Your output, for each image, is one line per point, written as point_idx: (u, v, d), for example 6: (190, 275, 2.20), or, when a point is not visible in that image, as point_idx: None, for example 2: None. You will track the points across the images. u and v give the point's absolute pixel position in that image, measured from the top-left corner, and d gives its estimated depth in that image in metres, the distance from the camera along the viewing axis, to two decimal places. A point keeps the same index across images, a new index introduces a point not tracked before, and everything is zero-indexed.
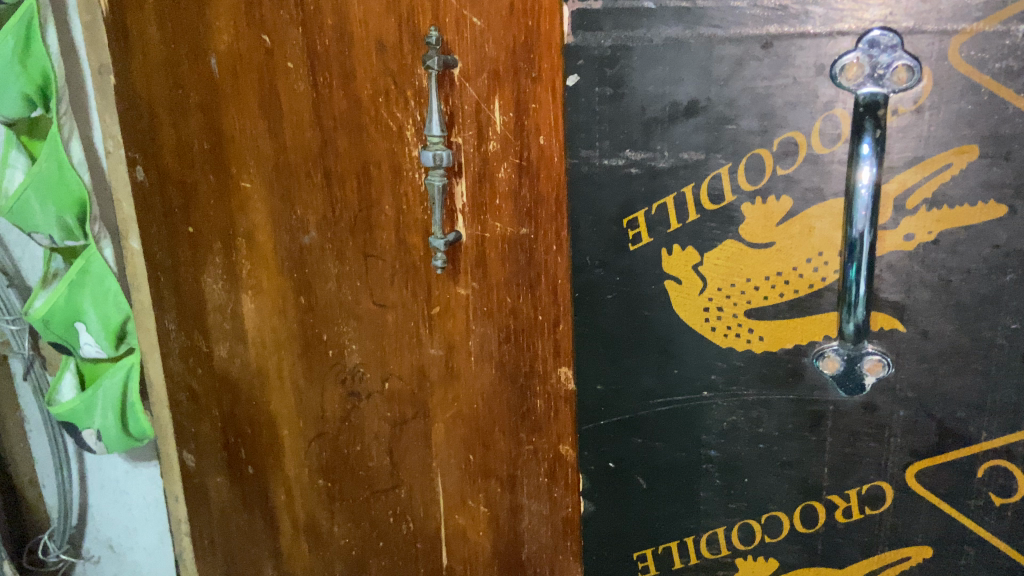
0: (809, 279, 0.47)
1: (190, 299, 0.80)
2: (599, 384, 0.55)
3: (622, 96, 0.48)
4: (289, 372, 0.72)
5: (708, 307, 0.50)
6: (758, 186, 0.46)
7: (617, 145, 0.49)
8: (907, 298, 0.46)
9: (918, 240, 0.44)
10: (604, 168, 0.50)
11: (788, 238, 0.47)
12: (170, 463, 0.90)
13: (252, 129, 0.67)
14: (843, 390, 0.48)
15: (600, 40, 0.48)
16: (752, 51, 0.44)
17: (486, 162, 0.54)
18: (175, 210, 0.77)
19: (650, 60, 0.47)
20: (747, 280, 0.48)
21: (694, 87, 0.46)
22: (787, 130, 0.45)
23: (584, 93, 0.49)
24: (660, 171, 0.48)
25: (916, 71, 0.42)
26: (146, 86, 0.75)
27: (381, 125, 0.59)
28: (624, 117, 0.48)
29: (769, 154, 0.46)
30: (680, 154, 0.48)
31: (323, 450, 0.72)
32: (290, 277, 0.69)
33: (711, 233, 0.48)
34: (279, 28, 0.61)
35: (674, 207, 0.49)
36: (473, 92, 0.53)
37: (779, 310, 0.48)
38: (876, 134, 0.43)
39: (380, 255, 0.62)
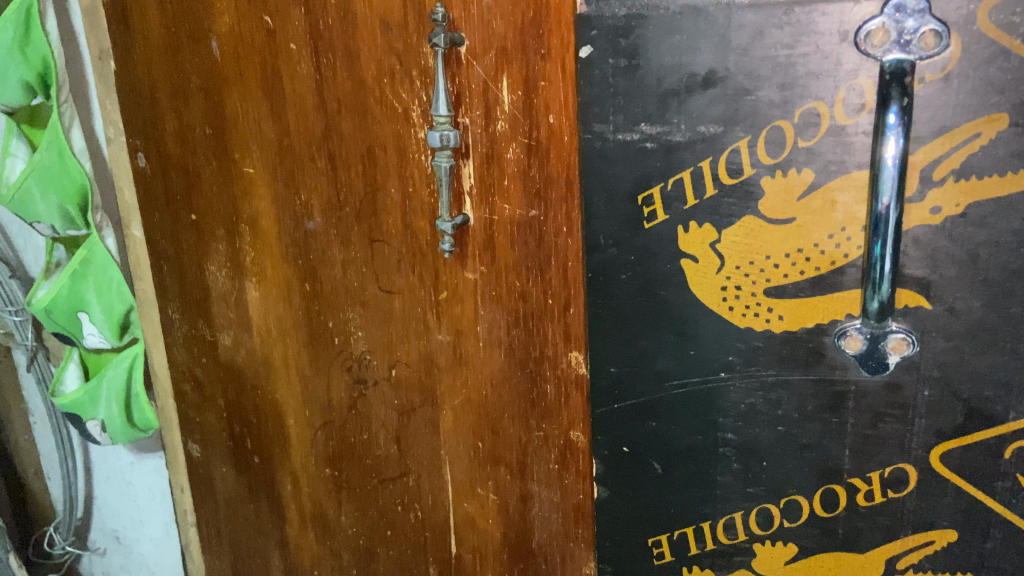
0: (831, 256, 0.46)
1: (193, 288, 0.79)
2: (613, 366, 0.54)
3: (637, 68, 0.47)
4: (295, 360, 0.72)
5: (726, 286, 0.49)
6: (778, 159, 0.45)
7: (632, 119, 0.48)
8: (933, 273, 0.44)
9: (945, 213, 0.43)
10: (618, 144, 0.49)
11: (809, 213, 0.46)
12: (175, 453, 0.90)
13: (256, 113, 0.66)
14: (866, 369, 0.47)
15: (614, 9, 0.46)
16: (773, 18, 0.43)
17: (494, 142, 0.53)
18: (178, 198, 0.76)
19: (667, 29, 0.45)
20: (767, 258, 0.47)
21: (712, 56, 0.45)
22: (810, 100, 0.44)
23: (598, 65, 0.48)
24: (677, 145, 0.47)
25: (944, 37, 0.40)
26: (147, 71, 0.74)
27: (386, 107, 0.58)
28: (640, 89, 0.47)
29: (790, 126, 0.44)
30: (697, 127, 0.46)
31: (330, 439, 0.71)
32: (295, 264, 0.68)
33: (729, 209, 0.47)
34: (282, 9, 0.60)
35: (691, 182, 0.48)
36: (481, 70, 0.52)
37: (799, 288, 0.47)
38: (903, 103, 0.41)
39: (387, 240, 0.61)
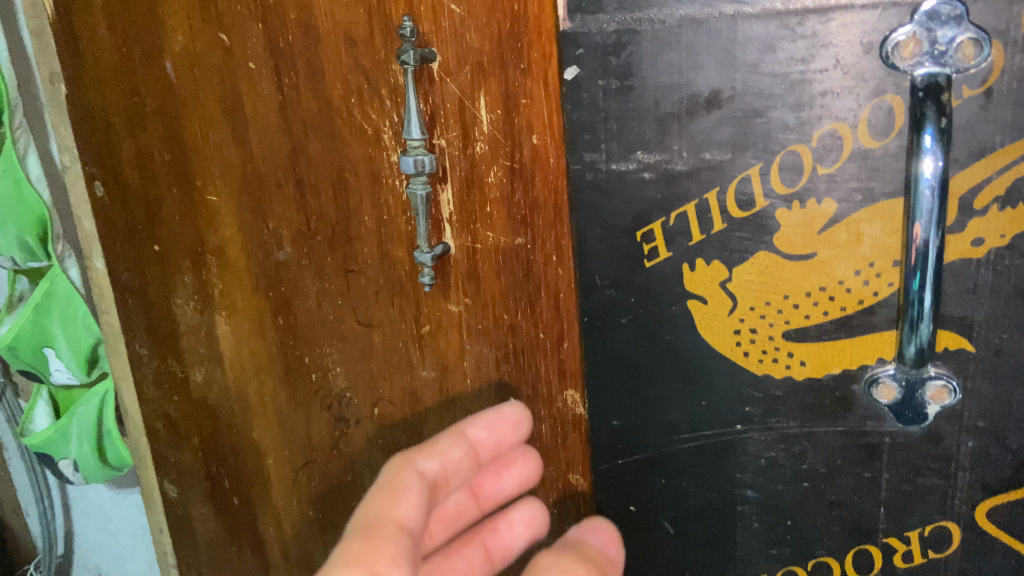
0: (858, 294, 0.44)
1: (161, 322, 0.74)
2: (616, 420, 0.51)
3: (631, 89, 0.43)
4: (271, 397, 0.67)
5: (740, 329, 0.46)
6: (795, 188, 0.43)
7: (627, 147, 0.44)
8: (975, 311, 0.43)
9: (989, 244, 0.41)
10: (612, 173, 0.45)
11: (832, 248, 0.43)
12: (152, 491, 0.85)
13: (216, 137, 0.61)
14: (901, 420, 0.45)
15: (602, 24, 0.42)
16: (783, 31, 0.40)
17: (474, 166, 0.49)
18: (139, 227, 0.71)
19: (663, 46, 0.42)
20: (785, 297, 0.45)
21: (716, 75, 0.41)
22: (828, 121, 0.41)
23: (586, 86, 0.44)
24: (677, 175, 0.44)
25: (984, 46, 0.38)
26: (99, 94, 0.69)
27: (356, 129, 0.53)
28: (636, 113, 0.44)
29: (808, 151, 0.42)
30: (702, 154, 0.43)
31: (312, 479, 0.67)
32: (266, 296, 0.64)
33: (740, 244, 0.45)
34: (238, 25, 0.56)
35: (696, 216, 0.45)
36: (456, 87, 0.47)
37: (824, 330, 0.45)
38: (941, 123, 0.39)
39: (362, 270, 0.57)
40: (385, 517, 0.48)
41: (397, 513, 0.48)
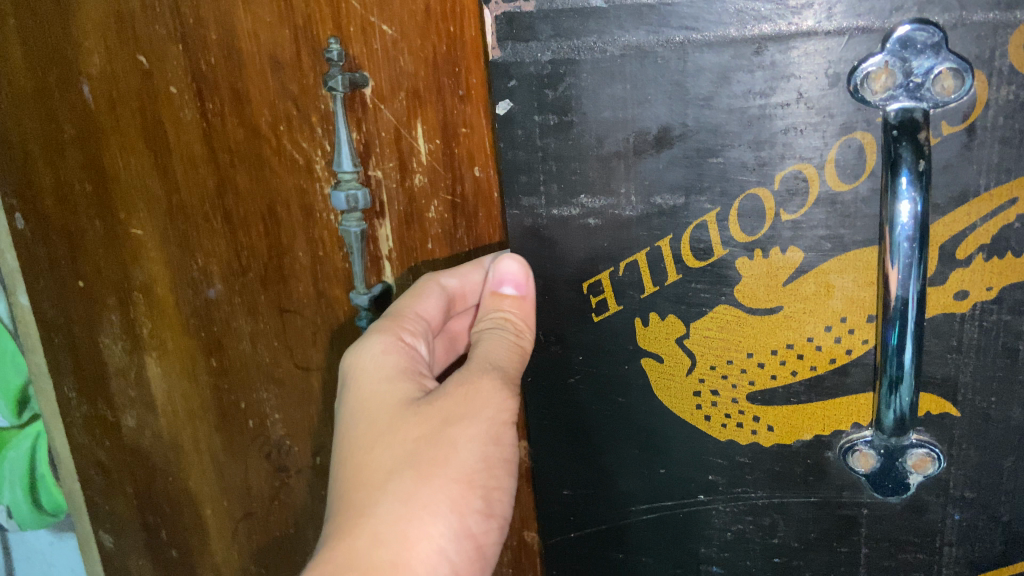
0: (830, 352, 0.41)
1: (89, 363, 0.69)
2: (566, 490, 0.50)
3: (571, 125, 0.41)
4: (207, 444, 0.63)
5: (700, 391, 0.45)
6: (757, 236, 0.40)
7: (570, 191, 0.42)
8: (960, 372, 0.41)
9: (974, 297, 0.39)
10: (554, 219, 0.43)
11: (799, 302, 0.41)
12: (88, 541, 0.80)
13: (138, 166, 0.57)
14: (881, 488, 0.43)
15: (535, 54, 0.40)
16: (741, 59, 0.37)
17: (412, 200, 0.45)
18: (63, 261, 0.66)
19: (605, 79, 0.39)
20: (749, 355, 0.43)
21: (666, 110, 0.39)
22: (793, 162, 0.38)
23: (520, 121, 0.41)
24: (627, 221, 0.42)
25: (965, 77, 0.35)
26: (15, 121, 0.64)
27: (285, 158, 0.49)
28: (576, 151, 0.41)
29: (770, 195, 0.39)
30: (652, 199, 0.41)
31: (253, 532, 0.63)
32: (197, 336, 0.59)
33: (698, 297, 0.42)
34: (157, 45, 0.51)
35: (648, 266, 0.42)
36: (391, 115, 0.43)
37: (793, 392, 0.43)
38: (919, 166, 0.35)
39: (298, 310, 0.53)
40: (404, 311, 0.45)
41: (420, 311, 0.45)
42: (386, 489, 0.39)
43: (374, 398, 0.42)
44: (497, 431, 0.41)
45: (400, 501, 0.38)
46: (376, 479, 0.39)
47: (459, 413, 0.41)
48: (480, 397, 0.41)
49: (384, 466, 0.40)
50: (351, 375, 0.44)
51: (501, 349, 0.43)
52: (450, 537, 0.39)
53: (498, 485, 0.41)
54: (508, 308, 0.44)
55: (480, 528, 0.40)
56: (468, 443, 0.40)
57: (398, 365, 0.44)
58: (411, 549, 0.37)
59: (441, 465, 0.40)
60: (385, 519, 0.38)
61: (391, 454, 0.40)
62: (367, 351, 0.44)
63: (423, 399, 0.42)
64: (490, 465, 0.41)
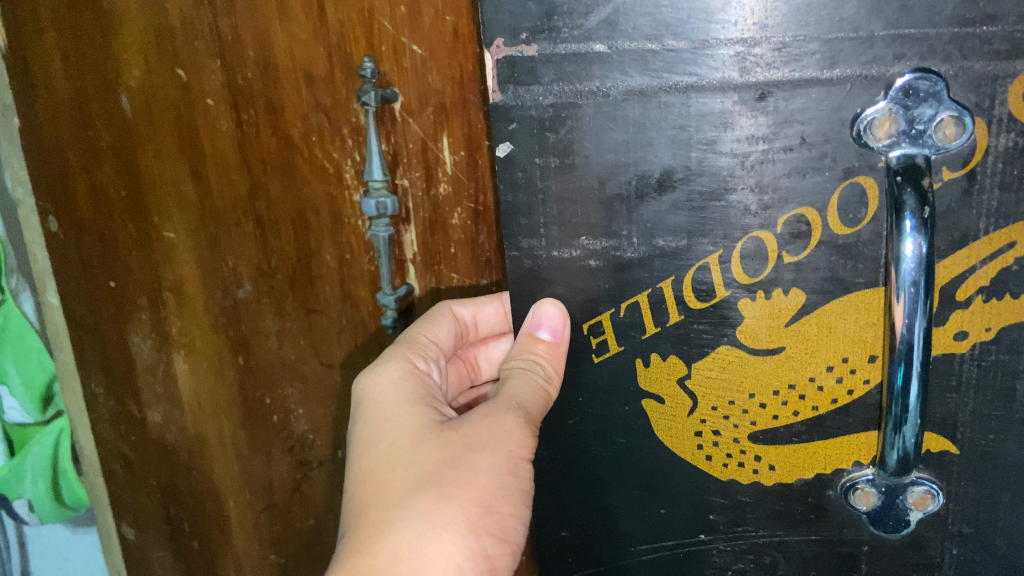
0: (832, 393, 0.42)
1: (117, 360, 0.72)
2: (564, 530, 0.51)
3: (573, 166, 0.42)
4: (231, 439, 0.66)
5: (701, 431, 0.46)
6: (759, 278, 0.41)
7: (571, 233, 0.43)
8: (959, 410, 0.42)
9: (974, 338, 0.40)
10: (555, 260, 0.44)
11: (802, 342, 0.42)
12: (110, 535, 0.83)
13: (173, 173, 0.60)
14: (882, 528, 0.44)
15: (538, 96, 0.41)
16: (744, 105, 0.38)
17: (437, 208, 0.48)
18: (95, 263, 0.69)
19: (606, 124, 0.40)
20: (750, 396, 0.44)
21: (669, 154, 0.40)
22: (796, 207, 0.40)
23: (522, 162, 0.42)
24: (628, 263, 0.43)
25: (966, 125, 0.36)
26: (54, 129, 0.67)
27: (316, 166, 0.52)
28: (579, 193, 0.42)
29: (773, 238, 0.40)
30: (654, 241, 0.42)
31: (273, 524, 0.65)
32: (225, 334, 0.62)
33: (700, 338, 0.43)
34: (195, 60, 0.55)
35: (650, 308, 0.44)
36: (419, 128, 0.47)
37: (793, 431, 0.44)
38: (923, 211, 0.35)
39: (325, 309, 0.56)
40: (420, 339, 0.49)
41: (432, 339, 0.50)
42: (406, 506, 0.40)
43: (393, 420, 0.45)
44: (515, 463, 0.43)
45: (421, 517, 0.40)
46: (395, 497, 0.41)
47: (481, 443, 0.43)
48: (502, 430, 0.43)
49: (405, 483, 0.41)
50: (369, 400, 0.46)
51: (527, 391, 0.45)
52: (467, 556, 0.40)
53: (514, 513, 0.43)
54: (541, 353, 0.45)
55: (495, 551, 0.42)
56: (488, 470, 0.42)
57: (417, 392, 0.46)
58: (431, 564, 0.39)
59: (462, 486, 0.41)
60: (403, 533, 0.39)
61: (412, 473, 0.42)
62: (388, 378, 0.47)
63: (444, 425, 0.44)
64: (508, 493, 0.43)
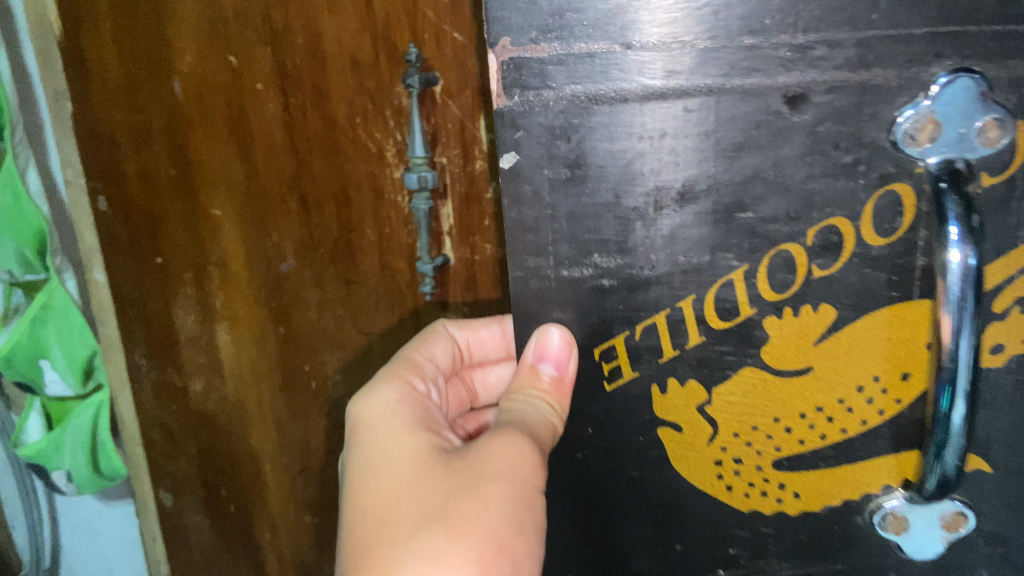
0: (860, 414, 0.39)
1: (161, 332, 0.76)
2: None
3: (585, 178, 0.36)
4: (270, 405, 0.70)
5: (722, 460, 0.41)
6: (788, 292, 0.37)
7: (582, 251, 0.37)
8: (987, 425, 0.39)
9: (1007, 349, 0.37)
10: (564, 280, 0.38)
11: (829, 360, 0.38)
12: (147, 503, 0.87)
13: (222, 154, 0.64)
14: (914, 554, 0.41)
15: (548, 101, 0.35)
16: (775, 108, 0.34)
17: (472, 182, 0.52)
18: (142, 240, 0.74)
19: (620, 130, 0.35)
20: (775, 420, 0.40)
21: (696, 167, 0.36)
22: (831, 215, 0.36)
23: (528, 175, 0.36)
24: (642, 283, 0.38)
25: (1009, 127, 0.34)
26: (106, 113, 0.71)
27: (359, 146, 0.56)
28: (590, 209, 0.37)
29: (805, 250, 0.37)
30: (675, 258, 0.37)
31: (310, 485, 0.70)
32: (267, 306, 0.66)
33: (722, 360, 0.39)
34: (246, 47, 0.58)
35: (668, 330, 0.39)
36: (458, 109, 0.51)
37: (820, 456, 0.40)
38: (972, 220, 0.32)
39: (364, 281, 0.60)
40: (414, 359, 0.52)
41: (428, 355, 0.53)
42: (412, 543, 0.37)
43: (391, 449, 0.43)
44: (529, 497, 0.39)
45: (426, 558, 0.36)
46: (399, 535, 0.37)
47: (491, 474, 0.39)
48: (509, 461, 0.40)
49: (408, 520, 0.38)
50: (365, 423, 0.46)
51: (533, 426, 0.41)
52: None
53: (528, 552, 0.38)
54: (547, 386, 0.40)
55: None
56: (499, 502, 0.38)
57: (416, 418, 0.46)
58: None
59: (471, 523, 0.37)
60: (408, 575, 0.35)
61: (415, 509, 0.38)
62: (383, 397, 0.47)
63: (446, 454, 0.42)
64: (523, 529, 0.38)
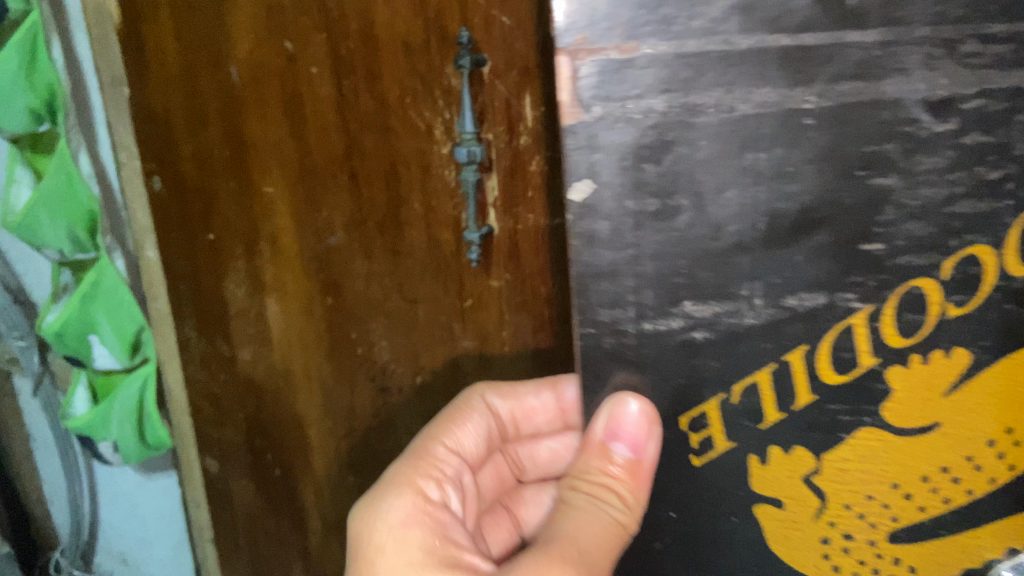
0: (967, 484, 0.46)
1: (211, 306, 0.81)
2: None
3: (678, 206, 0.43)
4: (317, 372, 0.74)
5: (836, 530, 0.48)
6: (917, 337, 0.44)
7: (672, 299, 0.45)
8: None
9: None
10: (646, 333, 0.45)
11: (951, 414, 0.46)
12: (192, 468, 0.94)
13: (275, 136, 0.67)
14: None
15: (639, 113, 0.42)
16: (857, 114, 0.42)
17: (517, 156, 0.57)
18: (194, 217, 0.78)
19: (716, 155, 0.42)
20: (894, 486, 0.47)
21: (806, 186, 0.42)
22: (935, 269, 0.43)
23: (608, 182, 0.43)
24: (743, 331, 0.45)
25: None
26: (162, 97, 0.76)
27: (409, 124, 0.61)
28: (687, 238, 0.43)
29: (931, 296, 0.44)
30: (781, 300, 0.44)
31: (354, 447, 0.75)
32: (317, 278, 0.71)
33: (835, 418, 0.46)
34: (302, 33, 0.62)
35: (774, 393, 0.46)
36: (504, 88, 0.55)
37: (941, 521, 0.47)
38: None
39: (410, 252, 0.64)
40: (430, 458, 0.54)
41: (456, 438, 0.58)
42: None
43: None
44: None
45: None
46: None
47: None
48: None
49: None
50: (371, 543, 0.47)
51: (595, 528, 0.46)
52: None
53: None
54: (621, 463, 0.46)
55: None
56: None
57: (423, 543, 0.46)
58: None
59: None
60: None
61: None
62: (390, 521, 0.47)
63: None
64: None
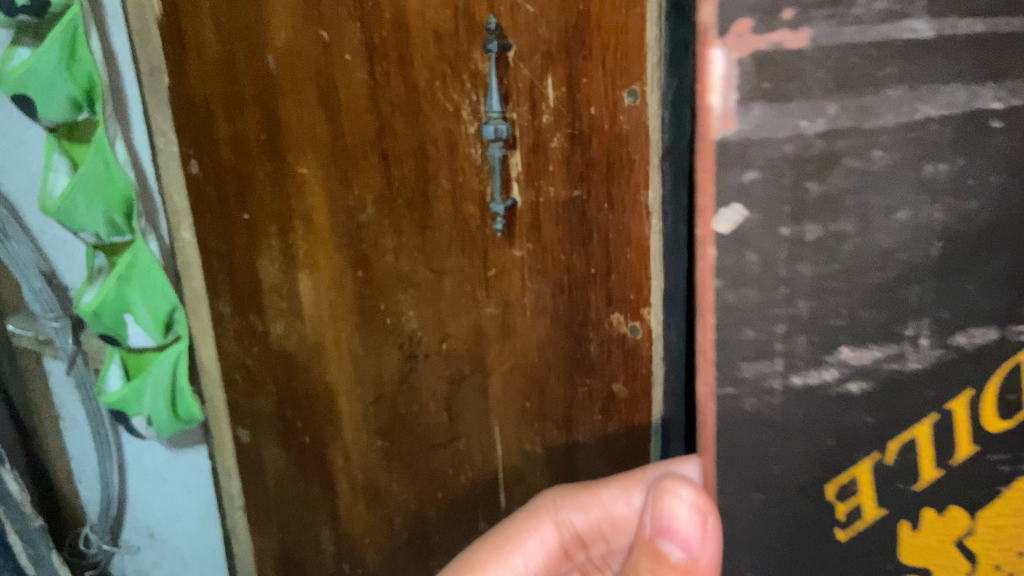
0: None
1: (246, 282, 0.87)
2: None
3: (845, 236, 0.42)
4: (347, 342, 0.79)
5: None
6: None
7: (829, 343, 0.44)
8: None
9: None
10: (797, 387, 0.45)
11: None
12: (223, 438, 0.99)
13: (310, 118, 0.73)
14: None
15: (812, 120, 0.41)
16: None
17: (539, 133, 0.60)
18: (231, 198, 0.84)
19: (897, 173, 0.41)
20: None
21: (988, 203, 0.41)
22: None
23: (764, 196, 0.42)
24: (909, 374, 0.44)
25: None
26: (202, 85, 0.81)
27: (438, 106, 0.65)
28: (859, 269, 0.43)
29: None
30: (951, 336, 0.43)
31: (381, 413, 0.79)
32: (348, 254, 0.76)
33: (996, 466, 0.45)
34: (338, 24, 0.68)
35: (931, 445, 0.45)
36: (527, 71, 0.58)
37: None
38: None
39: (437, 226, 0.68)
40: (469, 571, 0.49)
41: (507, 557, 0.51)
42: None
43: None
44: None
45: None
46: None
47: None
48: None
49: None
50: None
51: None
52: None
53: None
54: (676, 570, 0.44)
55: None
56: None
57: None
58: None
59: None
60: None
61: None
62: None
63: None
64: None
